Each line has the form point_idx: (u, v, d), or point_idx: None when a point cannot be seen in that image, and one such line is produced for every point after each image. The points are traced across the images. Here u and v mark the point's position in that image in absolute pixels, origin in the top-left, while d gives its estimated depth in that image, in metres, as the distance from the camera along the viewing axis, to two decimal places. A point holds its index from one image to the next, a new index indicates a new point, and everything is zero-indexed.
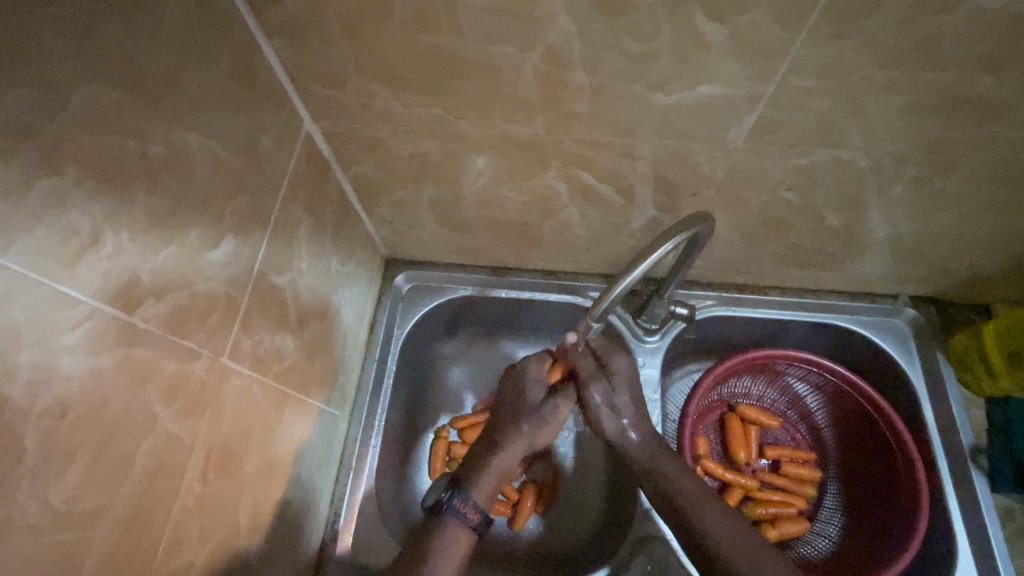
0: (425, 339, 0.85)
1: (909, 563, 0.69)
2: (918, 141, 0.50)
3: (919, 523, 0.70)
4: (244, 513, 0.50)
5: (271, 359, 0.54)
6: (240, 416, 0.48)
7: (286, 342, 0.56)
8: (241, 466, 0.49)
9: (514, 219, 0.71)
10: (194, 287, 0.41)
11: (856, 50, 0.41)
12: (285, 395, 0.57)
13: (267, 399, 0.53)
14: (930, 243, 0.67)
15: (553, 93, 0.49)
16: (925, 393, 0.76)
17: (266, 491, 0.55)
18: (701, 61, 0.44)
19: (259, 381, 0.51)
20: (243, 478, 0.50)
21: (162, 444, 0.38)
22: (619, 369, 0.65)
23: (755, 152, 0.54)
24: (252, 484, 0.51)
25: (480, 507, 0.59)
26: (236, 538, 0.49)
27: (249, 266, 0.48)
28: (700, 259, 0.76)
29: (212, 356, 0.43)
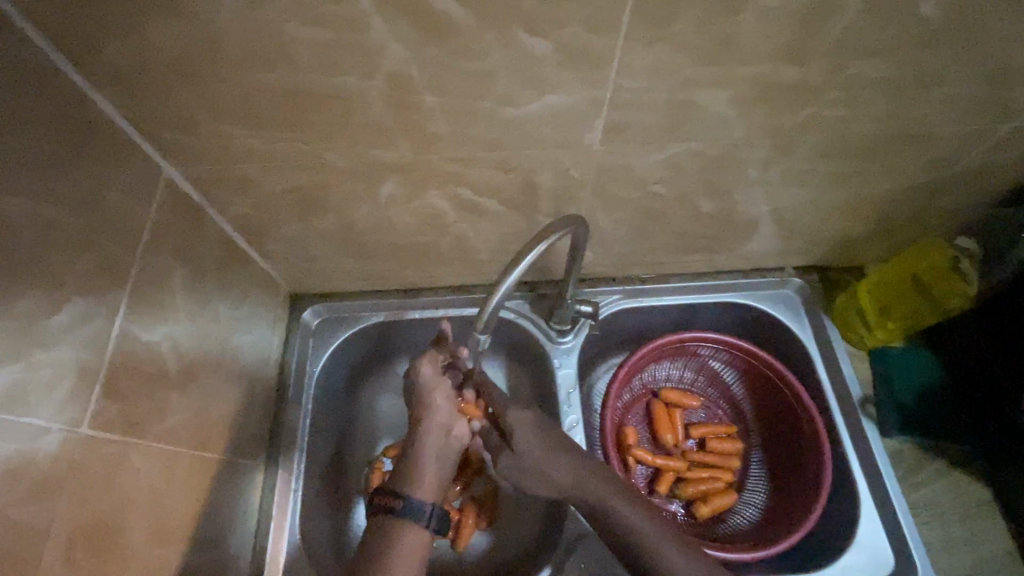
0: (345, 373, 0.83)
1: (819, 517, 0.74)
2: (753, 128, 0.55)
3: (823, 478, 0.74)
4: None
5: (152, 420, 0.51)
6: (112, 488, 0.45)
7: (169, 399, 0.54)
8: (124, 538, 0.46)
9: (408, 240, 0.71)
10: (31, 360, 0.38)
11: (671, 52, 0.45)
12: (176, 455, 0.54)
13: (151, 462, 0.50)
14: (796, 217, 0.72)
15: (407, 116, 0.50)
16: (817, 354, 0.81)
17: (162, 561, 0.51)
18: (537, 74, 0.46)
19: (137, 445, 0.48)
20: (128, 549, 0.47)
21: (6, 534, 0.36)
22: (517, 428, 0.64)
23: (613, 152, 0.57)
24: (141, 555, 0.48)
25: (417, 498, 0.57)
26: None
27: (108, 326, 0.46)
28: (598, 255, 0.79)
29: (68, 429, 0.41)
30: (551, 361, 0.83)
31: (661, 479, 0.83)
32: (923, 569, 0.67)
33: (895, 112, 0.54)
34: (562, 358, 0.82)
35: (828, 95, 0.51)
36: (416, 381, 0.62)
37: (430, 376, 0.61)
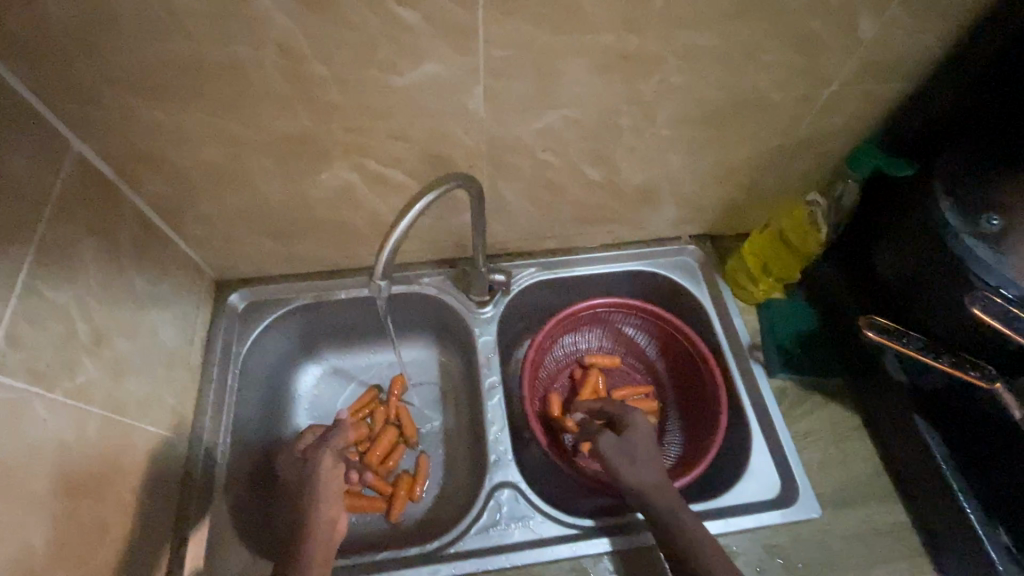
0: (273, 356, 0.88)
1: (717, 453, 0.81)
2: (616, 95, 0.63)
3: (721, 418, 0.82)
4: (40, 531, 0.49)
5: (58, 374, 0.53)
6: (17, 431, 0.47)
7: (78, 358, 0.56)
8: (30, 481, 0.48)
9: (325, 217, 0.75)
10: None
11: (525, 22, 0.53)
12: (87, 413, 0.56)
13: (58, 414, 0.52)
14: (679, 185, 0.81)
15: (302, 85, 0.56)
16: (713, 311, 0.89)
17: (74, 513, 0.53)
18: (411, 42, 0.53)
19: (41, 395, 0.51)
20: (34, 494, 0.49)
21: None
22: (637, 423, 0.73)
23: (498, 121, 0.63)
24: (49, 502, 0.50)
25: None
26: (31, 561, 0.47)
27: (9, 278, 0.49)
28: (509, 229, 0.85)
29: None
30: (473, 330, 0.88)
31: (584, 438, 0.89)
32: (805, 488, 0.75)
33: (731, 80, 0.63)
34: (483, 327, 0.88)
35: (669, 63, 0.60)
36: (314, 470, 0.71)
37: (328, 464, 0.71)
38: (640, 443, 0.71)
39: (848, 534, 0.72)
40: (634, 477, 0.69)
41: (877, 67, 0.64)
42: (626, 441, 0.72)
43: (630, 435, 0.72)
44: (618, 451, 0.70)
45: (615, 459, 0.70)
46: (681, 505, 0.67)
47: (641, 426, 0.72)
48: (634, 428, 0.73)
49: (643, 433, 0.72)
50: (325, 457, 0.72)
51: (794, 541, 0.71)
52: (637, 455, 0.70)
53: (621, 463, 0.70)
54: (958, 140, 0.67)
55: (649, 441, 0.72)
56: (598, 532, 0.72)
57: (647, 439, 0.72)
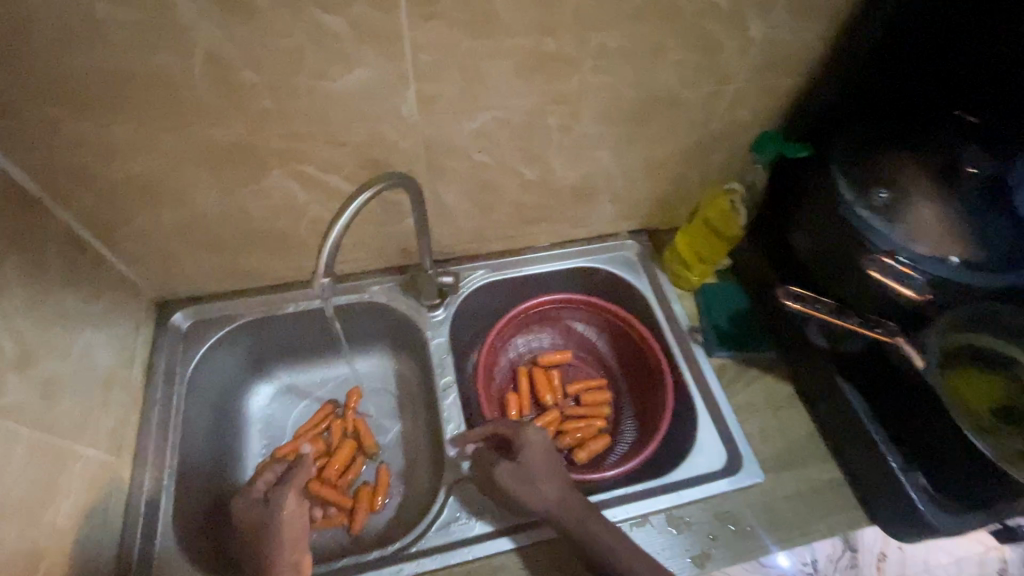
0: (221, 376, 0.86)
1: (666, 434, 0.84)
2: (540, 95, 0.67)
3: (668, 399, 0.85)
4: None
5: None
6: None
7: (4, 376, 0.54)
8: None
9: (267, 228, 0.76)
10: None
11: (445, 27, 0.57)
12: (14, 433, 0.54)
13: None
14: (611, 182, 0.86)
15: (233, 93, 0.57)
16: (653, 299, 0.94)
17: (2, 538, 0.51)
18: (338, 48, 0.56)
19: None
20: None
21: None
22: (531, 442, 0.73)
23: (431, 123, 0.67)
24: None
25: None
26: None
27: None
28: (453, 232, 0.88)
29: None
30: (425, 333, 0.89)
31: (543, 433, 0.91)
32: (748, 456, 0.79)
33: (643, 79, 0.69)
34: (435, 330, 0.90)
35: (584, 63, 0.65)
36: (278, 517, 0.68)
37: (290, 506, 0.69)
38: (537, 464, 0.71)
39: (789, 495, 0.76)
40: (538, 499, 0.69)
41: (771, 64, 0.72)
42: (525, 464, 0.72)
43: (526, 457, 0.72)
44: (516, 477, 0.70)
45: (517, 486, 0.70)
46: (589, 518, 0.67)
47: (535, 446, 0.72)
48: (529, 450, 0.72)
49: (541, 452, 0.72)
50: (286, 498, 0.69)
51: (741, 507, 0.75)
52: (537, 476, 0.70)
53: (523, 488, 0.70)
54: (858, 125, 0.76)
55: (546, 458, 0.72)
56: (499, 534, 0.72)
57: (545, 456, 0.72)
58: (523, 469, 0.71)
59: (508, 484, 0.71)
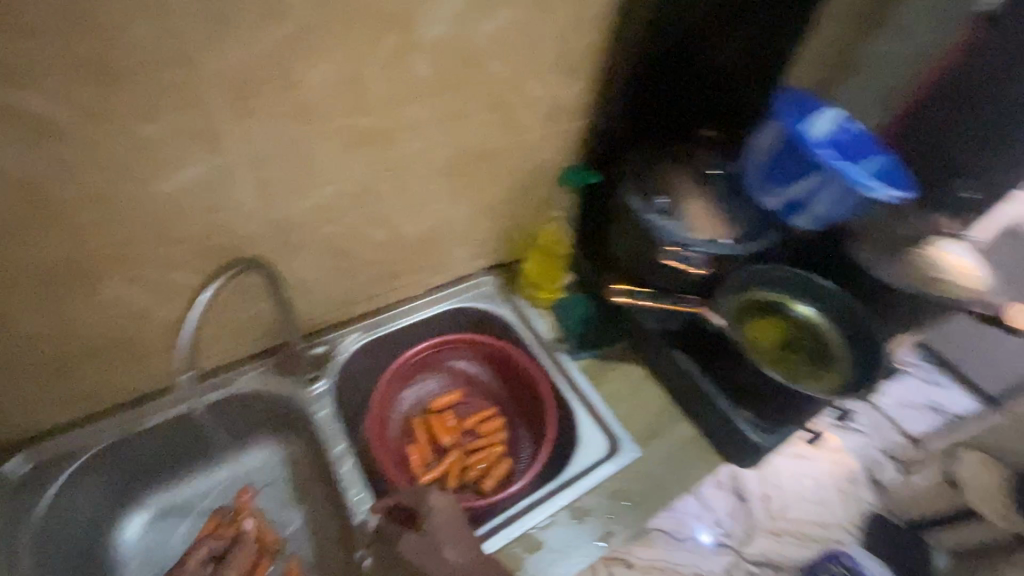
0: (78, 518, 0.78)
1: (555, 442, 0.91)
2: (369, 166, 0.75)
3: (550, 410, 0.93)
4: None
5: None
6: None
7: None
8: None
9: (109, 340, 0.72)
10: None
11: (263, 121, 0.63)
12: None
13: None
14: (454, 228, 0.96)
15: (47, 211, 0.57)
16: (519, 323, 1.05)
17: None
18: (157, 153, 0.59)
19: None
20: None
21: None
22: (435, 508, 0.73)
23: (269, 206, 0.71)
24: None
25: None
26: None
27: None
28: (316, 303, 0.91)
29: None
30: (308, 408, 0.89)
31: (448, 475, 0.94)
32: (624, 436, 0.90)
33: (457, 139, 0.81)
34: (318, 403, 0.90)
35: (402, 134, 0.75)
36: None
37: None
38: (441, 530, 0.71)
39: (661, 458, 0.89)
40: (443, 567, 0.68)
41: (557, 113, 0.89)
42: (428, 533, 0.71)
43: (428, 526, 0.71)
44: (420, 551, 0.69)
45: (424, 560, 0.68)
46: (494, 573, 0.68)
47: (439, 509, 0.72)
48: (434, 515, 0.72)
49: (445, 514, 0.72)
50: None
51: (627, 482, 0.86)
52: (442, 542, 0.70)
53: (426, 561, 0.68)
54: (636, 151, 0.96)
55: (451, 521, 0.72)
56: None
57: (450, 519, 0.72)
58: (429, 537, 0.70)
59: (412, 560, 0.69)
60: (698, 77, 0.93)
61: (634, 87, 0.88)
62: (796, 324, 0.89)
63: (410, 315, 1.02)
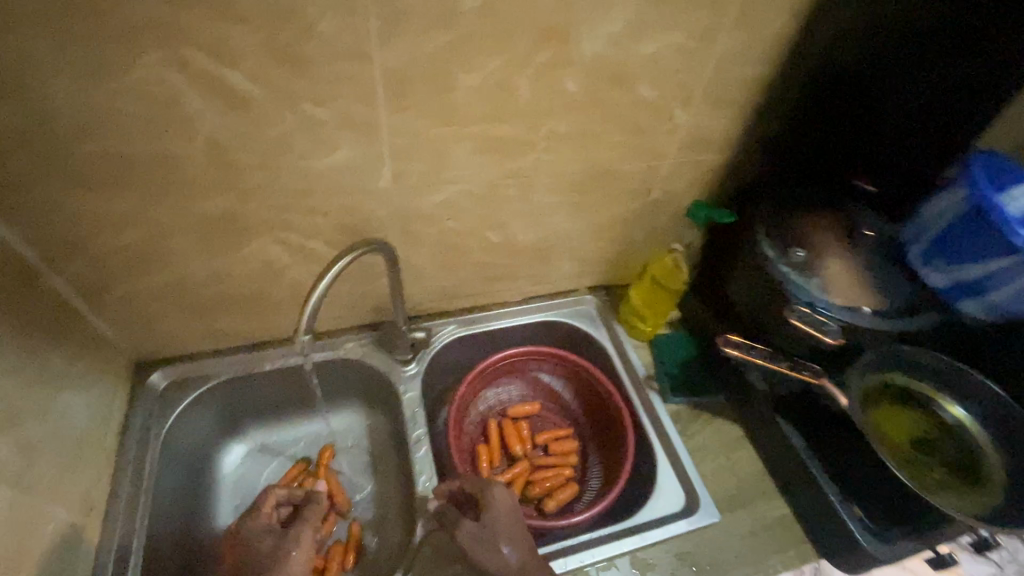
0: (193, 433, 0.89)
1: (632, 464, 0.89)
2: (501, 170, 0.77)
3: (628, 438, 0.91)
4: None
5: None
6: None
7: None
8: None
9: (247, 292, 0.81)
10: None
11: (416, 117, 0.66)
12: None
13: None
14: (566, 243, 0.95)
15: (226, 170, 0.65)
16: (614, 351, 1.01)
17: None
18: (324, 132, 0.65)
19: None
20: None
21: None
22: (501, 500, 0.76)
23: (403, 195, 0.75)
24: None
25: None
26: None
27: None
28: (423, 291, 0.95)
29: None
30: (398, 387, 0.94)
31: (515, 485, 0.96)
32: (704, 494, 0.84)
33: (590, 154, 0.80)
34: (408, 383, 0.94)
35: (538, 144, 0.75)
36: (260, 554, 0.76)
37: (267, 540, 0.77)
38: (505, 519, 0.74)
39: (744, 532, 0.81)
40: (498, 561, 0.71)
41: (700, 142, 0.84)
42: (488, 522, 0.74)
43: (491, 516, 0.74)
44: (479, 532, 0.73)
45: (485, 556, 0.72)
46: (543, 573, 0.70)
47: (501, 504, 0.75)
48: (495, 506, 0.75)
49: (506, 509, 0.75)
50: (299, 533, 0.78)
51: (698, 547, 0.79)
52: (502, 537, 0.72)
53: (486, 540, 0.73)
54: (796, 189, 0.87)
55: (514, 522, 0.74)
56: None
57: (508, 516, 0.74)
58: (489, 520, 0.74)
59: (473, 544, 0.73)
60: (877, 117, 0.80)
61: (801, 115, 0.83)
62: (926, 419, 0.76)
63: (508, 317, 1.04)
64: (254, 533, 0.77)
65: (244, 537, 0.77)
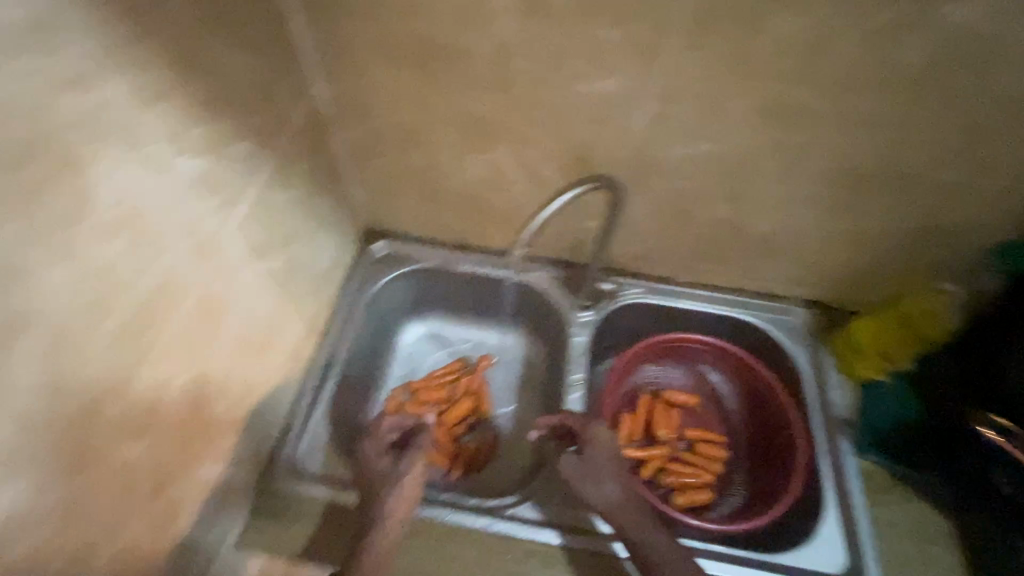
0: (390, 302, 1.00)
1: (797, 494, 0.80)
2: (769, 140, 0.69)
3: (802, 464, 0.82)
4: (172, 403, 0.53)
5: (226, 269, 0.59)
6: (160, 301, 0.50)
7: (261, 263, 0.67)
8: (165, 330, 0.51)
9: (474, 195, 0.87)
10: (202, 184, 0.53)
11: (706, 59, 0.62)
12: (223, 321, 0.60)
13: (208, 310, 0.57)
14: (800, 241, 0.84)
15: (505, 74, 0.68)
16: (809, 377, 0.90)
17: (201, 401, 0.58)
18: (607, 58, 0.63)
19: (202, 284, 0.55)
20: (168, 358, 0.52)
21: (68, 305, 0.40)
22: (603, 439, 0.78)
23: (653, 140, 0.72)
24: (183, 386, 0.55)
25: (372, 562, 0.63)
26: (156, 411, 0.51)
27: (229, 177, 0.57)
28: (627, 246, 0.92)
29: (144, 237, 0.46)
30: (569, 328, 0.93)
31: (649, 466, 0.92)
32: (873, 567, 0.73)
33: (883, 146, 0.68)
34: (580, 328, 0.93)
35: (828, 120, 0.66)
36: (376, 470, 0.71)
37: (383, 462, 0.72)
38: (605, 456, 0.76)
39: None
40: (599, 497, 0.74)
41: None
42: (590, 457, 0.77)
43: (593, 449, 0.77)
44: (576, 462, 0.77)
45: (584, 485, 0.75)
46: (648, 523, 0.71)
47: (602, 444, 0.77)
48: (596, 445, 0.77)
49: (606, 450, 0.77)
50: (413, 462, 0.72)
51: None
52: (601, 471, 0.75)
53: (586, 472, 0.76)
54: None
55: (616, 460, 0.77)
56: (546, 527, 0.76)
57: (610, 455, 0.77)
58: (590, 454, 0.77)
59: (570, 468, 0.77)
60: None
61: None
62: None
63: (702, 300, 0.96)
64: (373, 454, 0.72)
65: (365, 457, 0.73)
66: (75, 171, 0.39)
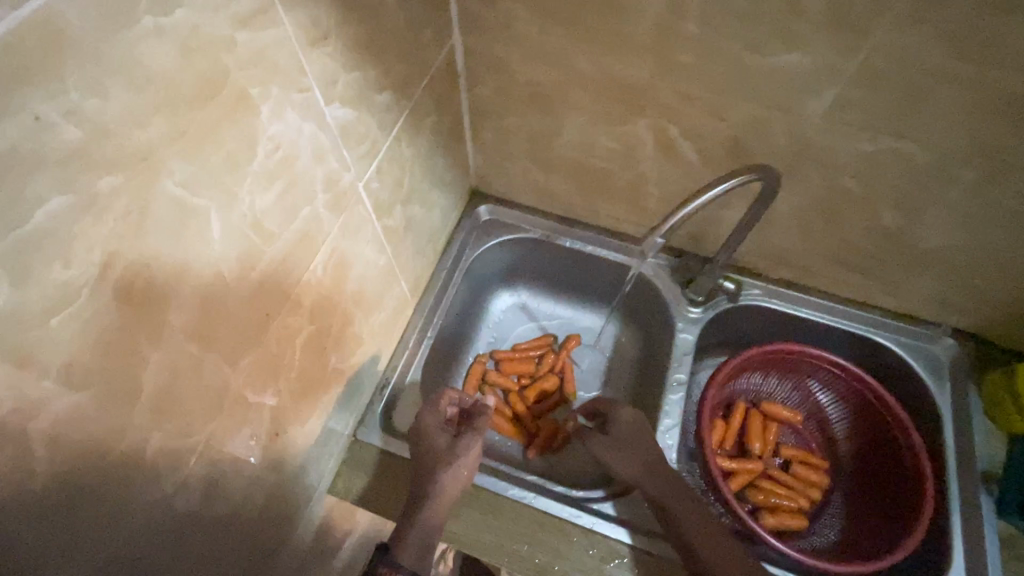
0: (486, 269, 0.97)
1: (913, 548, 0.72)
2: (977, 144, 0.57)
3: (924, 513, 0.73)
4: (295, 358, 0.54)
5: (355, 224, 0.58)
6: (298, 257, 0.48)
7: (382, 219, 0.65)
8: (299, 288, 0.50)
9: (597, 166, 0.81)
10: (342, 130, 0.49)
11: (930, 38, 0.50)
12: (344, 280, 0.59)
13: (334, 268, 0.56)
14: (974, 263, 0.72)
15: (666, 39, 0.59)
16: (949, 418, 0.79)
17: (318, 357, 0.58)
18: (800, 28, 0.53)
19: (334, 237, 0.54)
20: (298, 315, 0.51)
21: (221, 260, 0.39)
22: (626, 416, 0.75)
23: (826, 128, 0.62)
24: (307, 341, 0.55)
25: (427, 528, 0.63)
26: (281, 367, 0.51)
27: (367, 131, 0.54)
28: (755, 242, 0.83)
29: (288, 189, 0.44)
30: (675, 323, 0.86)
31: (737, 478, 0.86)
32: None
33: None
34: (687, 325, 0.86)
35: None
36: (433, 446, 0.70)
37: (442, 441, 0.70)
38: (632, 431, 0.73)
39: None
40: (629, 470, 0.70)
41: None
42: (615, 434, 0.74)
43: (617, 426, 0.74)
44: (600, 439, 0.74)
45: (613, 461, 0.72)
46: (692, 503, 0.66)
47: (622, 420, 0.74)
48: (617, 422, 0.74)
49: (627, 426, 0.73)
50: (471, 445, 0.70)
51: None
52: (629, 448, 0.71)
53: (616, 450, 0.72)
54: None
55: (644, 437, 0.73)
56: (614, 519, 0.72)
57: (636, 431, 0.73)
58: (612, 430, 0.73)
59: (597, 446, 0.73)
60: None
61: None
62: None
63: (830, 312, 0.86)
64: (430, 429, 0.71)
65: (422, 430, 0.71)
66: (245, 113, 0.37)
